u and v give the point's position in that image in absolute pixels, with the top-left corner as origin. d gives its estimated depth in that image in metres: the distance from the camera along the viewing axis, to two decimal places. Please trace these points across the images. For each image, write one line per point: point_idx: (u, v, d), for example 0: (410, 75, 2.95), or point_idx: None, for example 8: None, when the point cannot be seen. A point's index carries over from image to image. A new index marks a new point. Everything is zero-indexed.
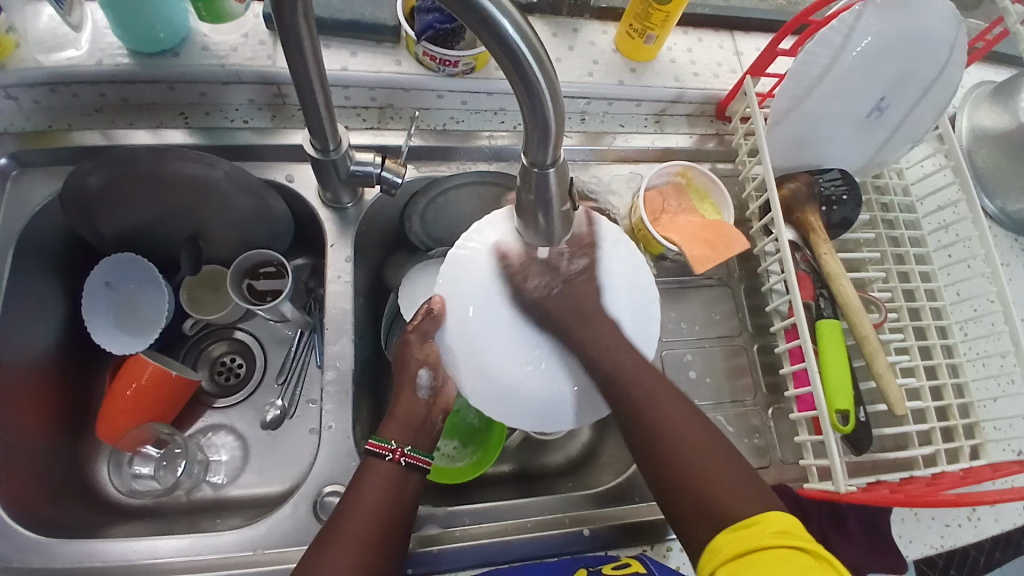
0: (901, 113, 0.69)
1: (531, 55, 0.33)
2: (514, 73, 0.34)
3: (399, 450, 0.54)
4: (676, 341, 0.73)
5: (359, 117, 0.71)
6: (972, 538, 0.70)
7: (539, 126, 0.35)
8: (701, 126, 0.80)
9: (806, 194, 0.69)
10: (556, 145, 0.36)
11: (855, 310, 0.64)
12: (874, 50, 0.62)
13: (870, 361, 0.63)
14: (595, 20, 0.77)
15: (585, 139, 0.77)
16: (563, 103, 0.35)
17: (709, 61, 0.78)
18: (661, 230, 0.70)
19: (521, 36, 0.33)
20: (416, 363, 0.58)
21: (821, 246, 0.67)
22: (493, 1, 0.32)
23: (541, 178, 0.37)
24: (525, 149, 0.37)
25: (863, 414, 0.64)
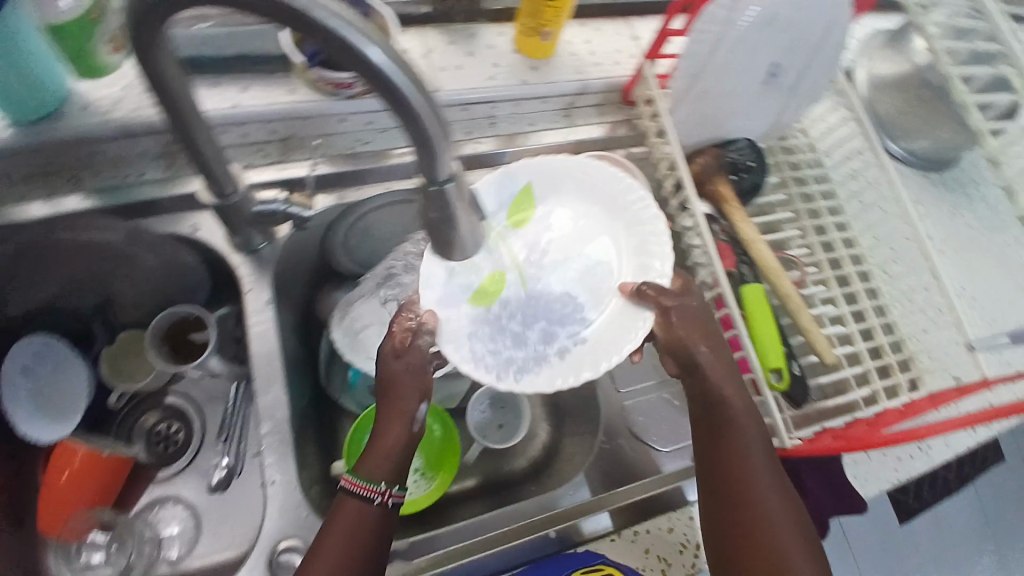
0: (796, 73, 0.71)
1: (404, 77, 0.33)
2: (389, 96, 0.33)
3: (388, 493, 0.54)
4: None
5: (261, 154, 0.69)
6: (925, 466, 0.73)
7: (427, 147, 0.35)
8: (611, 114, 0.80)
9: (714, 166, 0.71)
10: (448, 161, 0.36)
11: (775, 271, 0.66)
12: (759, 19, 0.63)
13: (796, 317, 0.65)
14: (491, 24, 0.77)
15: (501, 143, 0.79)
16: (448, 122, 0.35)
17: (608, 49, 0.78)
18: None
19: (388, 60, 0.32)
20: (415, 397, 0.58)
21: (735, 214, 0.69)
22: (356, 31, 0.32)
23: (441, 197, 0.37)
24: (420, 169, 0.36)
25: (797, 369, 0.65)
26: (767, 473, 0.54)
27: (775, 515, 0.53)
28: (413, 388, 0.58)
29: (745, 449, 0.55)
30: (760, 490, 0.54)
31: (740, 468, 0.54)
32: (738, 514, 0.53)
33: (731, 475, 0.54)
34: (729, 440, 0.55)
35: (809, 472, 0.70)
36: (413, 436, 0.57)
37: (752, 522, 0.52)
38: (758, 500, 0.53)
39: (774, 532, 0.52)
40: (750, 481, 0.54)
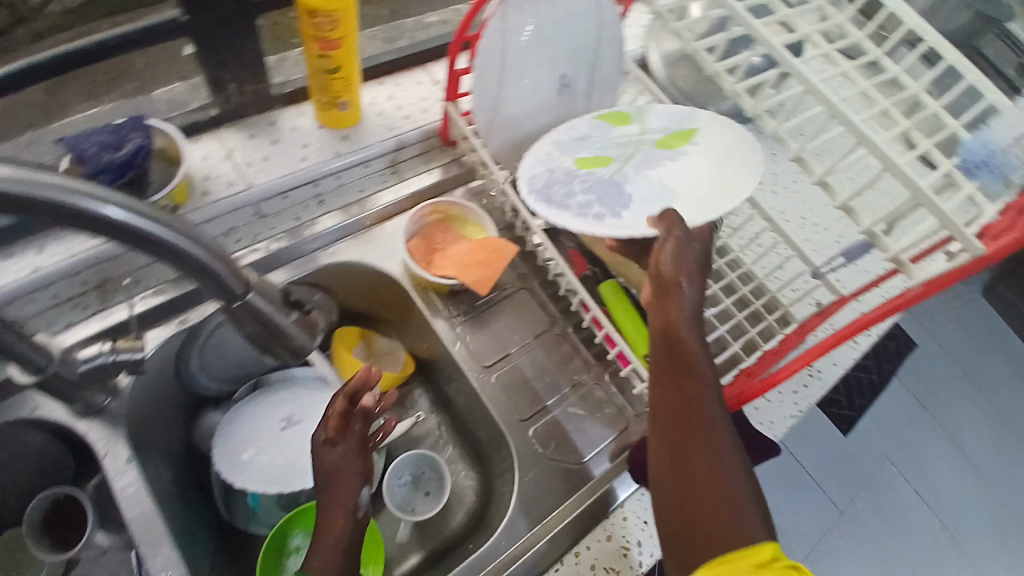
0: (586, 79, 0.75)
1: (156, 226, 0.40)
2: (152, 246, 0.40)
3: None
4: (498, 362, 0.76)
5: (79, 308, 0.66)
6: (821, 391, 0.80)
7: (209, 274, 0.43)
8: (437, 158, 0.83)
9: None
10: (238, 279, 0.45)
11: (623, 262, 0.70)
12: (540, 32, 0.68)
13: None
14: (288, 106, 0.78)
15: (343, 214, 0.78)
16: (224, 253, 0.44)
17: (413, 99, 0.82)
18: (435, 271, 0.75)
19: (138, 219, 0.39)
20: (356, 482, 0.60)
21: None
22: (95, 202, 0.37)
23: (246, 306, 0.46)
24: (218, 292, 0.45)
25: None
26: (715, 407, 0.50)
27: (706, 431, 0.49)
28: (348, 484, 0.59)
29: (686, 387, 0.51)
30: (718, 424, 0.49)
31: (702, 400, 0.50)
32: (704, 468, 0.47)
33: (692, 406, 0.50)
34: (677, 377, 0.52)
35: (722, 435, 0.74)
36: (359, 520, 0.59)
37: (715, 462, 0.47)
38: (717, 432, 0.49)
39: (708, 461, 0.48)
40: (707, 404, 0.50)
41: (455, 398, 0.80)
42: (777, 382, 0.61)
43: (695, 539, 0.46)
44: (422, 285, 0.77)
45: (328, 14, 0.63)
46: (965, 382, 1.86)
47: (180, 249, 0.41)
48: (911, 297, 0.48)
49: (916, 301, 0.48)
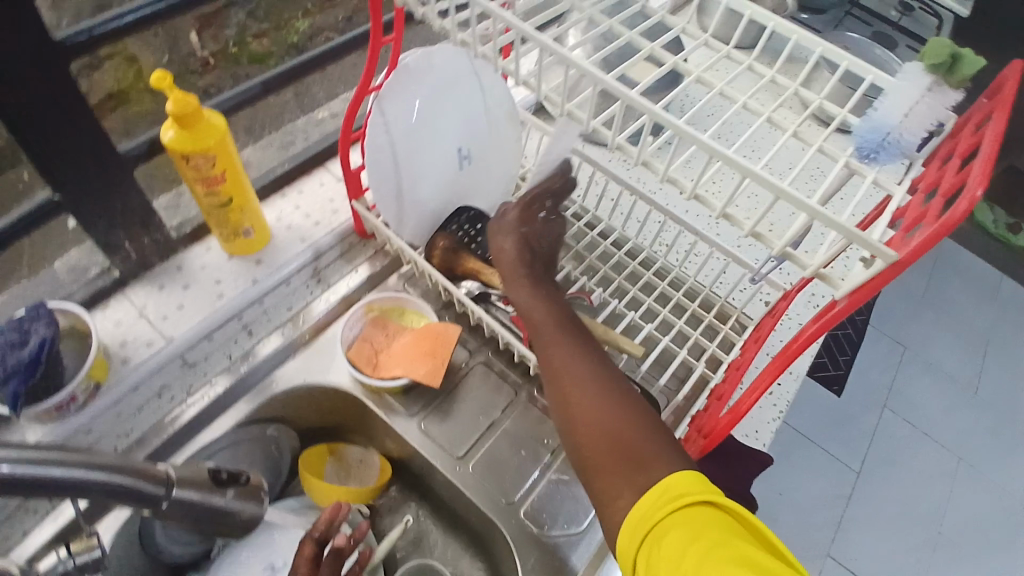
0: (484, 146, 0.75)
1: (55, 466, 0.39)
2: (54, 487, 0.39)
3: None
4: (471, 449, 0.72)
5: (28, 514, 0.63)
6: (797, 385, 0.81)
7: (125, 491, 0.42)
8: (360, 254, 0.82)
9: (453, 250, 0.75)
10: (150, 479, 0.45)
11: None
12: (427, 107, 0.66)
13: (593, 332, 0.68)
14: (193, 244, 0.77)
15: (277, 336, 0.76)
16: (126, 465, 0.43)
17: (319, 203, 0.84)
18: (383, 373, 0.72)
19: (33, 465, 0.38)
20: None
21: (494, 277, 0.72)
22: None
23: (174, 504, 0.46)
24: (136, 498, 0.44)
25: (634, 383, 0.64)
26: (583, 353, 0.52)
27: (590, 377, 0.50)
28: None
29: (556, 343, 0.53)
30: (590, 368, 0.51)
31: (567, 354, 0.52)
32: (588, 412, 0.48)
33: (558, 363, 0.52)
34: (548, 335, 0.54)
35: (715, 463, 0.73)
36: None
37: (594, 402, 0.49)
38: (590, 376, 0.50)
39: (598, 402, 0.49)
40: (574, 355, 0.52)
41: (439, 493, 0.76)
42: (741, 416, 0.57)
43: (621, 495, 0.45)
44: (373, 390, 0.73)
45: (202, 154, 0.62)
46: (932, 310, 1.91)
47: (80, 482, 0.39)
48: (843, 310, 0.46)
49: (847, 312, 0.46)
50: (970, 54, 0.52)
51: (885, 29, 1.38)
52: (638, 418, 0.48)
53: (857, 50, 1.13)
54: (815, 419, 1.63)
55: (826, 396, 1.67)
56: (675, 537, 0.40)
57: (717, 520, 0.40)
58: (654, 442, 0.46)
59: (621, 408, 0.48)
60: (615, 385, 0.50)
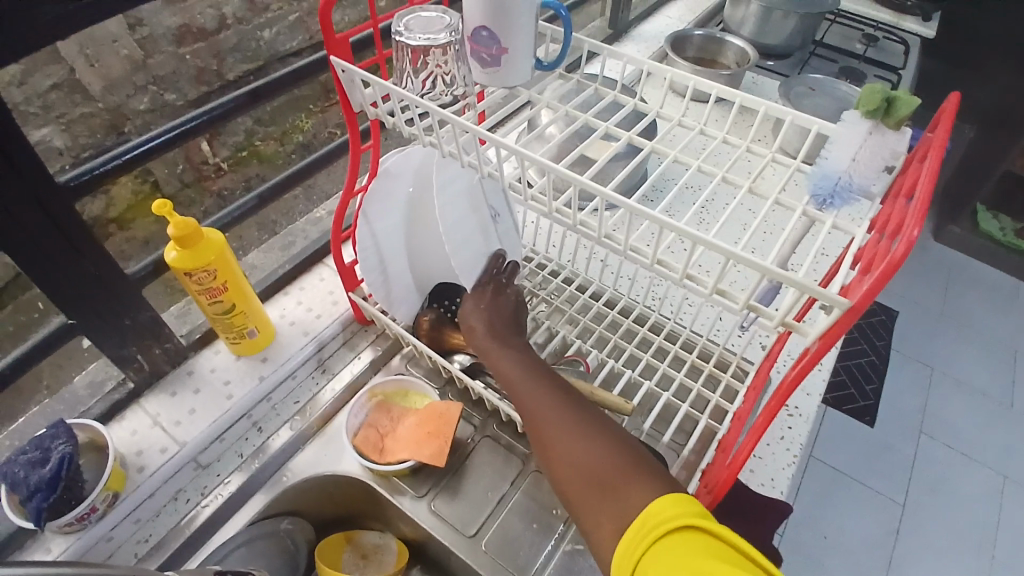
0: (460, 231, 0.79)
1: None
2: None
3: None
4: (483, 526, 0.72)
5: None
6: (808, 427, 0.79)
7: None
8: (361, 339, 0.86)
9: (439, 322, 0.77)
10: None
11: None
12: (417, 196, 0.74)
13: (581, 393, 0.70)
14: (202, 349, 0.82)
15: (284, 430, 0.77)
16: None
17: (319, 296, 0.89)
18: (390, 459, 0.73)
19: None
20: None
21: None
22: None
23: None
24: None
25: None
26: (549, 393, 0.55)
27: (568, 419, 0.52)
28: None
29: (534, 394, 0.56)
30: (556, 404, 0.54)
31: (534, 396, 0.56)
32: (559, 447, 0.51)
33: (527, 406, 0.56)
34: (525, 386, 0.57)
35: None
36: None
37: (562, 435, 0.51)
38: (557, 412, 0.53)
39: (577, 440, 0.50)
40: (541, 395, 0.55)
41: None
42: (742, 465, 0.56)
43: (611, 526, 0.46)
44: (382, 474, 0.74)
45: (204, 268, 0.67)
46: (955, 328, 1.86)
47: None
48: (818, 352, 0.46)
49: (819, 358, 0.47)
50: (904, 96, 0.56)
51: (851, 62, 1.43)
52: (618, 449, 0.49)
53: (822, 89, 1.18)
54: (851, 456, 1.57)
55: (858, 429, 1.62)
56: (662, 566, 0.41)
57: (695, 539, 0.41)
58: (623, 464, 0.48)
59: (600, 443, 0.50)
60: (592, 423, 0.52)
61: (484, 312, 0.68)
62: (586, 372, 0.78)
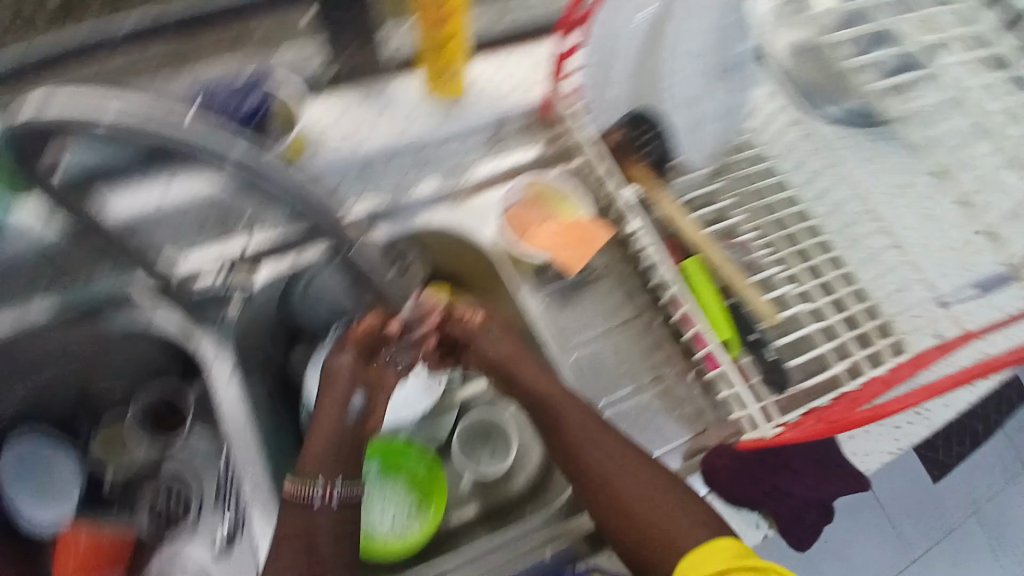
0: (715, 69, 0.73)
1: None
2: None
3: (325, 490, 0.58)
4: (580, 343, 0.76)
5: (202, 237, 0.73)
6: (926, 432, 0.72)
7: None
8: (540, 132, 0.82)
9: (624, 145, 0.71)
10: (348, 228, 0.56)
11: (704, 242, 0.68)
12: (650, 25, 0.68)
13: (731, 285, 0.67)
14: (401, 71, 0.81)
15: (435, 181, 0.79)
16: (338, 203, 0.56)
17: (521, 73, 0.81)
18: (528, 244, 0.75)
19: None
20: (349, 385, 0.62)
21: (656, 194, 0.70)
22: None
23: None
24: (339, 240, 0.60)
25: (753, 333, 0.68)
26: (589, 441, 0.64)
27: (617, 462, 0.63)
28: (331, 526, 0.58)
29: (585, 441, 0.64)
30: (603, 450, 0.63)
31: (586, 443, 0.63)
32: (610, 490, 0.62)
33: (588, 468, 0.63)
34: (577, 429, 0.64)
35: (803, 457, 0.71)
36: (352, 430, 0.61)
37: (613, 484, 0.62)
38: (602, 457, 0.63)
39: (627, 483, 0.62)
40: (592, 443, 0.63)
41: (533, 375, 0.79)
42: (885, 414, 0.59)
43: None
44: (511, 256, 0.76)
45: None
46: None
47: None
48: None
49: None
50: None
51: None
52: (659, 492, 0.61)
53: None
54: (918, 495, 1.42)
55: (962, 481, 1.45)
56: None
57: None
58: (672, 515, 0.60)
59: (644, 486, 0.62)
60: (637, 463, 0.63)
61: (511, 341, 0.69)
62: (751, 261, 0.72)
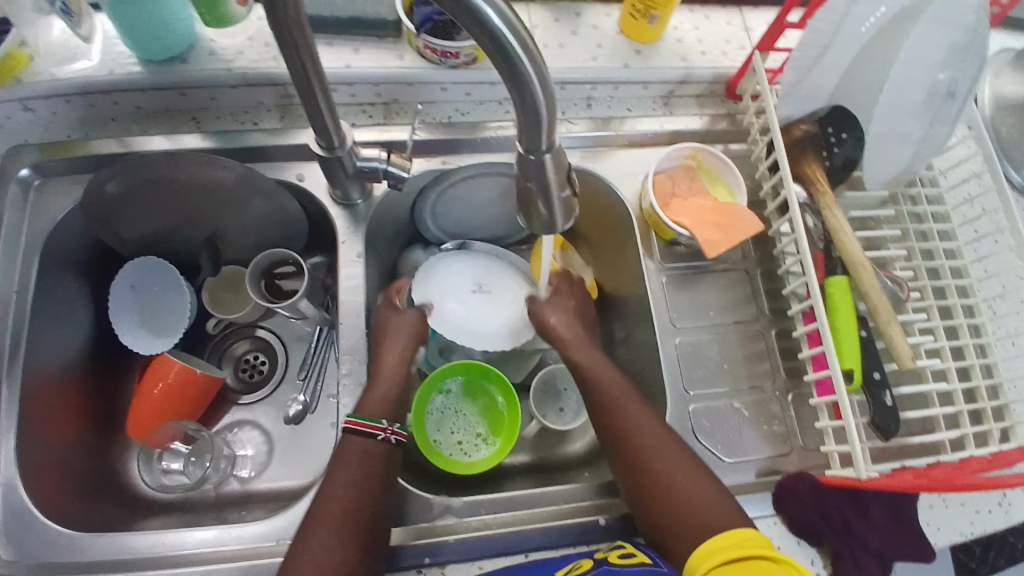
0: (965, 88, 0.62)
1: (519, 49, 0.34)
2: (498, 60, 0.35)
3: (389, 428, 0.60)
4: (689, 327, 0.73)
5: (365, 114, 0.72)
6: (1003, 523, 0.69)
7: (530, 117, 0.37)
8: (712, 106, 0.79)
9: (806, 144, 0.67)
10: (548, 132, 0.38)
11: (862, 265, 0.63)
12: (887, 20, 0.61)
13: (876, 317, 0.62)
14: (599, 4, 0.76)
15: (592, 125, 0.76)
16: (552, 90, 0.37)
17: (717, 38, 0.76)
18: (670, 215, 0.70)
19: (502, 23, 0.33)
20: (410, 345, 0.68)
21: (826, 201, 0.66)
22: None
23: (538, 165, 0.40)
24: (520, 136, 0.39)
25: (877, 372, 0.64)
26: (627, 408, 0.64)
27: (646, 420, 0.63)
28: (390, 462, 0.60)
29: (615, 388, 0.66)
30: (635, 420, 0.63)
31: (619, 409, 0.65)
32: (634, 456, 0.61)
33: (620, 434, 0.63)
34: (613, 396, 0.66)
35: (885, 508, 0.64)
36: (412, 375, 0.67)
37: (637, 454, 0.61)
38: (634, 426, 0.63)
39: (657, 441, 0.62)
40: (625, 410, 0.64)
41: (625, 347, 0.80)
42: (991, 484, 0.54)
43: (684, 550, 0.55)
44: (646, 220, 0.74)
45: None
46: None
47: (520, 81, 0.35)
48: None
49: None
50: None
51: None
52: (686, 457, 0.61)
53: None
54: None
55: None
56: None
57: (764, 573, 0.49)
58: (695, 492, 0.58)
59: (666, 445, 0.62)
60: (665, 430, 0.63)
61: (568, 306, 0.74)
62: (901, 300, 0.67)
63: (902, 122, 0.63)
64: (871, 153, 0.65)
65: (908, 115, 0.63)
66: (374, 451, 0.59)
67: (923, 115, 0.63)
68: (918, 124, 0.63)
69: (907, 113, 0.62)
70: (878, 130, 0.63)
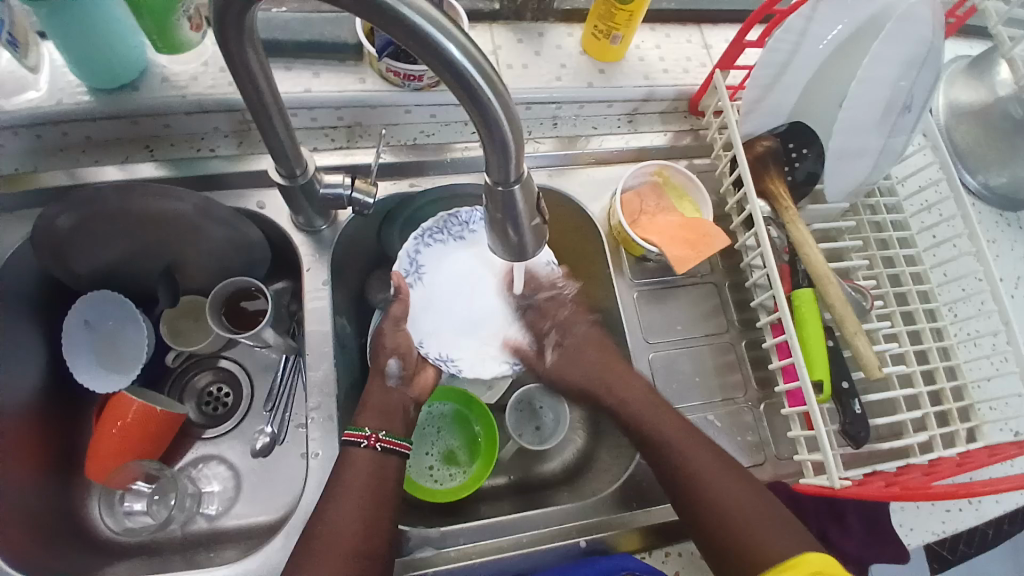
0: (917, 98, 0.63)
1: (481, 78, 0.33)
2: (462, 90, 0.34)
3: (373, 436, 0.58)
4: (662, 342, 0.73)
5: (328, 138, 0.71)
6: (973, 521, 0.70)
7: (498, 147, 0.36)
8: (675, 122, 0.79)
9: (771, 158, 0.68)
10: (517, 162, 0.37)
11: (826, 278, 0.64)
12: (843, 38, 0.64)
13: (842, 327, 0.63)
14: (561, 23, 0.76)
15: (558, 145, 0.76)
16: (519, 121, 0.36)
17: (678, 56, 0.77)
18: (639, 231, 0.70)
19: (466, 57, 0.33)
20: (387, 353, 0.66)
21: (789, 216, 0.67)
22: (435, 26, 0.32)
23: (507, 195, 0.38)
24: (488, 169, 0.38)
25: (846, 381, 0.65)
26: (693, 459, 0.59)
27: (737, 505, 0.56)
28: (387, 466, 0.58)
29: (699, 463, 0.59)
30: (703, 471, 0.58)
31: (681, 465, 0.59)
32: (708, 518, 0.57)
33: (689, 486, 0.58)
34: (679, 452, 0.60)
35: (860, 514, 0.65)
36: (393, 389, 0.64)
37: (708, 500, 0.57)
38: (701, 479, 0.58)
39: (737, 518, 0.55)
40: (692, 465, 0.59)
41: None
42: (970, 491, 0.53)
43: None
44: (615, 237, 0.74)
45: None
46: None
47: (486, 112, 0.34)
48: None
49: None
50: None
51: None
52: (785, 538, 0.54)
53: None
54: None
55: (985, 568, 1.19)
56: None
57: None
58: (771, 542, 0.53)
59: (748, 509, 0.56)
60: (756, 507, 0.56)
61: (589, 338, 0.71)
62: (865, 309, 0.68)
63: (857, 135, 0.64)
64: (830, 167, 0.66)
65: (865, 126, 0.64)
66: (363, 463, 0.57)
67: (879, 128, 0.64)
68: (874, 136, 0.65)
69: (865, 126, 0.63)
70: (838, 140, 0.63)
